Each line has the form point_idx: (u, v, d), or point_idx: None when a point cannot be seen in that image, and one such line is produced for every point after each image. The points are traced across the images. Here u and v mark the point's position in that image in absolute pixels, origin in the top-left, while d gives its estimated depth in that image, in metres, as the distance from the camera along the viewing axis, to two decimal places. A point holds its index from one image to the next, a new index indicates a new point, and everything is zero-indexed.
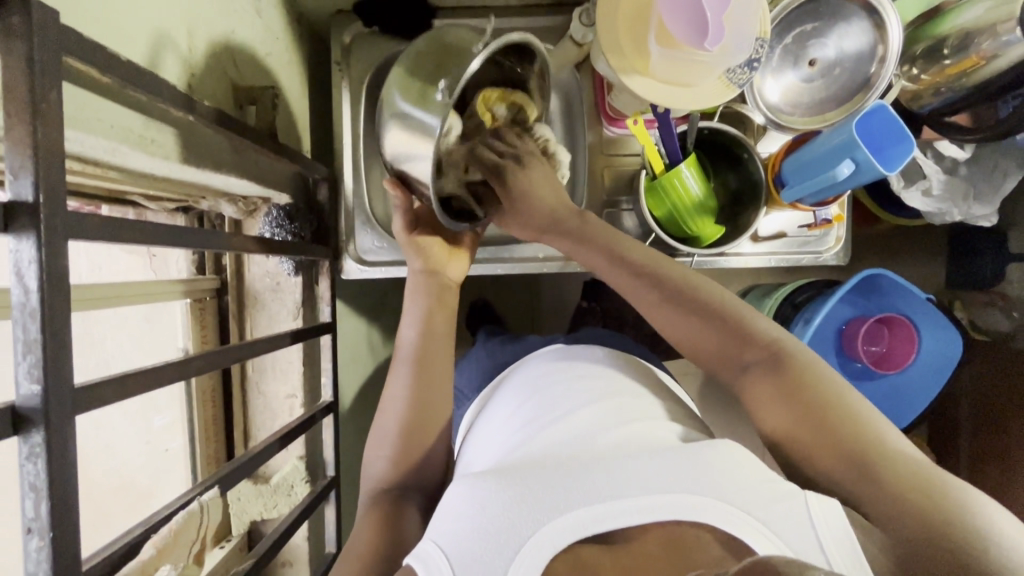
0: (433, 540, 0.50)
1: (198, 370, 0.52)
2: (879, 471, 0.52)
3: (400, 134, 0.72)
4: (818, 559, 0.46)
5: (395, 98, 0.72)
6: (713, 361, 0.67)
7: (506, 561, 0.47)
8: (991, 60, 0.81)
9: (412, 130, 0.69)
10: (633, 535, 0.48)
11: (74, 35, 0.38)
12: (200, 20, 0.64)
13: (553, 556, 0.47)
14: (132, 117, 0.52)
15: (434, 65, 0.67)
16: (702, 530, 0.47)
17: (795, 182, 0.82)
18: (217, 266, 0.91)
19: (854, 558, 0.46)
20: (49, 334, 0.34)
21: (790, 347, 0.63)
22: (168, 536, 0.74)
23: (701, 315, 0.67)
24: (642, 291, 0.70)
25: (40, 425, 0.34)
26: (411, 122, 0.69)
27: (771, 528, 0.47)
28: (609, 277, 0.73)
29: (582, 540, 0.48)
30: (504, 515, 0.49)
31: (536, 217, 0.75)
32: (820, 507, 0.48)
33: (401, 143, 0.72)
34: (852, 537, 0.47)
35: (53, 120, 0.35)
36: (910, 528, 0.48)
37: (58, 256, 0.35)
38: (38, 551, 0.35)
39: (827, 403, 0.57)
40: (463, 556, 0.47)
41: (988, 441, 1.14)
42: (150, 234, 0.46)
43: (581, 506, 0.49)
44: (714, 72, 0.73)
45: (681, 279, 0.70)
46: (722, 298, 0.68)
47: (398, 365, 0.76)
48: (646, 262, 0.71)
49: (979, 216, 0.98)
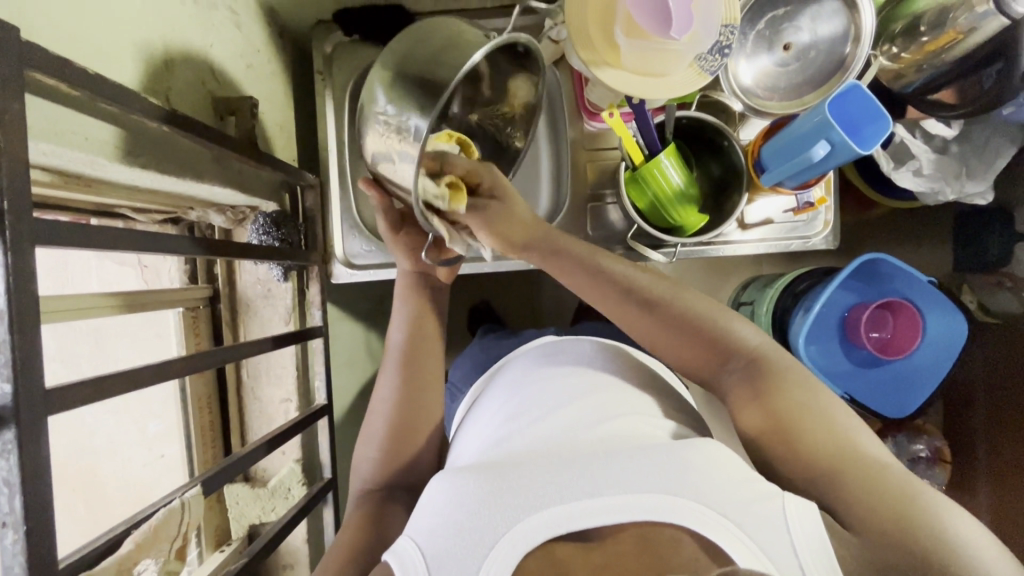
0: (409, 537, 0.51)
1: (177, 371, 0.53)
2: (862, 478, 0.52)
3: (377, 136, 0.68)
4: (794, 568, 0.46)
5: (377, 99, 0.68)
6: (695, 370, 0.68)
7: (479, 559, 0.47)
8: (968, 34, 0.80)
9: (392, 131, 0.66)
10: (610, 533, 0.48)
11: (37, 49, 0.40)
12: (177, 35, 0.66)
13: (527, 554, 0.47)
14: (109, 131, 0.54)
15: (428, 55, 0.65)
16: (679, 532, 0.47)
17: (773, 167, 0.81)
18: (209, 274, 0.93)
19: (828, 559, 0.46)
20: (17, 335, 0.36)
21: (769, 353, 0.64)
22: (149, 531, 0.54)
23: (681, 325, 0.68)
24: (622, 299, 0.71)
25: (12, 421, 0.36)
26: (391, 123, 0.66)
27: (746, 531, 0.47)
28: (588, 290, 0.73)
29: (557, 539, 0.48)
30: (480, 513, 0.49)
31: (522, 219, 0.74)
32: (797, 512, 0.48)
33: (378, 145, 0.68)
34: (829, 549, 0.46)
35: (15, 130, 0.37)
36: (887, 539, 0.48)
37: (24, 259, 0.37)
38: (13, 544, 0.36)
39: (807, 417, 0.58)
40: (437, 555, 0.48)
41: (1006, 427, 1.11)
42: (122, 239, 0.47)
43: (557, 504, 0.49)
44: (685, 61, 0.73)
45: (661, 289, 0.70)
46: (703, 306, 0.69)
47: (387, 368, 0.78)
48: (626, 273, 0.72)
49: (974, 194, 0.97)
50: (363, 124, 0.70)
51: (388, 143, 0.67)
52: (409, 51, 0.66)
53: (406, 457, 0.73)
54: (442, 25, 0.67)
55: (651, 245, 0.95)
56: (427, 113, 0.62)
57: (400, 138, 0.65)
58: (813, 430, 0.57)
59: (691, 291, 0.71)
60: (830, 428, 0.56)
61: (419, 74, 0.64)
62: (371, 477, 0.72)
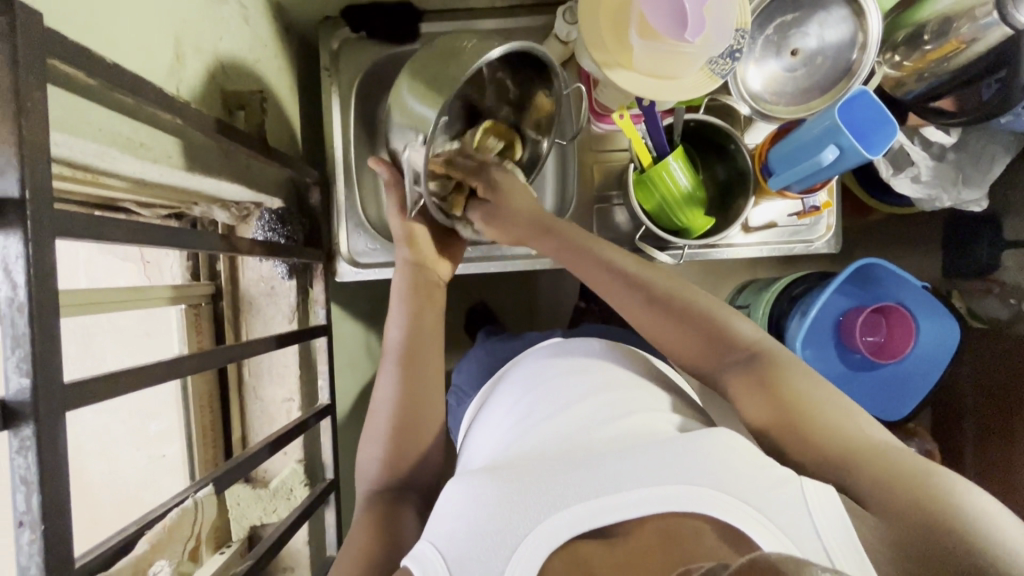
0: (430, 541, 0.50)
1: (190, 369, 0.52)
2: (881, 465, 0.52)
3: (401, 121, 0.77)
4: (818, 548, 0.46)
5: (403, 88, 0.76)
6: (698, 366, 0.68)
7: (503, 560, 0.47)
8: (971, 44, 0.80)
9: (410, 120, 0.75)
10: (630, 528, 0.48)
11: (56, 37, 0.39)
12: (188, 26, 0.65)
13: (551, 553, 0.47)
14: (120, 122, 0.53)
15: (448, 54, 0.73)
16: (701, 522, 0.47)
17: (782, 171, 0.83)
18: (211, 271, 0.92)
19: (851, 541, 0.46)
20: (37, 329, 0.35)
21: (770, 347, 0.64)
22: (162, 532, 0.65)
23: (686, 319, 0.68)
24: (629, 295, 0.71)
25: (31, 418, 0.35)
26: (411, 113, 0.75)
27: (768, 517, 0.47)
28: (598, 284, 0.74)
29: (579, 537, 0.48)
30: (500, 513, 0.49)
31: (524, 207, 0.78)
32: (817, 497, 0.48)
33: (401, 131, 0.77)
34: (852, 530, 0.46)
35: (38, 118, 0.36)
36: (910, 519, 0.47)
37: (45, 251, 0.36)
38: (30, 544, 0.35)
39: (819, 411, 0.58)
40: (461, 557, 0.48)
41: (993, 430, 1.13)
42: (135, 232, 0.46)
43: (576, 502, 0.49)
44: (698, 64, 0.74)
45: (664, 284, 0.71)
46: (700, 299, 0.70)
47: (386, 366, 0.76)
48: (633, 270, 0.73)
49: (969, 201, 1.00)
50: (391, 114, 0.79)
51: (407, 129, 0.76)
52: (431, 49, 0.75)
53: (415, 458, 0.72)
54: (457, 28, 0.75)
55: (658, 247, 0.96)
56: (438, 102, 0.71)
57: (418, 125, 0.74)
58: (828, 429, 0.56)
59: (694, 289, 0.71)
60: (842, 420, 0.57)
61: (436, 67, 0.73)
62: (378, 477, 0.71)
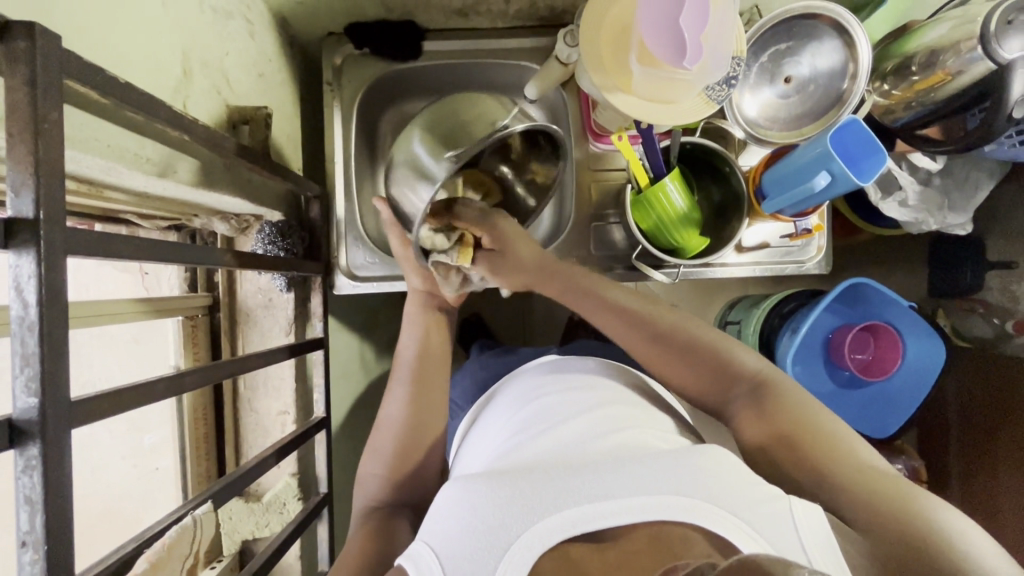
0: (425, 541, 0.51)
1: (191, 384, 0.52)
2: (868, 484, 0.54)
3: (405, 172, 0.78)
4: (801, 558, 0.47)
5: (412, 141, 0.78)
6: (706, 400, 0.70)
7: (495, 560, 0.47)
8: (957, 76, 0.83)
9: (417, 175, 0.76)
10: (621, 532, 0.48)
11: (73, 58, 0.39)
12: (194, 43, 0.65)
13: (542, 554, 0.48)
14: (128, 137, 0.53)
15: (458, 125, 0.74)
16: (689, 529, 0.48)
17: (773, 195, 0.85)
18: (209, 283, 0.92)
19: (833, 553, 0.47)
20: (46, 347, 0.35)
21: (775, 378, 0.66)
22: (162, 550, 0.64)
23: (690, 352, 0.71)
24: (629, 329, 0.73)
25: (38, 437, 0.35)
26: (419, 167, 0.76)
27: (756, 528, 0.48)
28: (601, 320, 0.76)
29: (570, 539, 0.48)
30: (494, 514, 0.49)
31: (526, 256, 0.78)
32: (803, 510, 0.49)
33: (403, 185, 0.79)
34: (834, 543, 0.48)
35: (54, 140, 0.36)
36: (890, 536, 0.49)
37: (57, 270, 0.36)
38: (32, 564, 0.35)
39: (812, 434, 0.59)
40: (454, 556, 0.48)
41: (975, 448, 1.15)
42: (141, 249, 0.46)
43: (569, 505, 0.49)
44: (695, 89, 0.76)
45: (667, 317, 0.74)
46: (703, 333, 0.72)
47: (396, 384, 0.78)
48: (631, 302, 0.75)
49: (955, 225, 1.03)
50: (394, 159, 0.81)
51: (412, 186, 0.77)
52: (442, 115, 0.77)
53: (411, 475, 0.72)
54: (473, 100, 0.76)
55: (653, 265, 0.97)
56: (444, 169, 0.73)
57: (421, 184, 0.75)
58: (820, 450, 0.58)
59: (697, 320, 0.74)
60: (834, 441, 0.59)
61: (447, 132, 0.75)
62: (376, 492, 0.71)
